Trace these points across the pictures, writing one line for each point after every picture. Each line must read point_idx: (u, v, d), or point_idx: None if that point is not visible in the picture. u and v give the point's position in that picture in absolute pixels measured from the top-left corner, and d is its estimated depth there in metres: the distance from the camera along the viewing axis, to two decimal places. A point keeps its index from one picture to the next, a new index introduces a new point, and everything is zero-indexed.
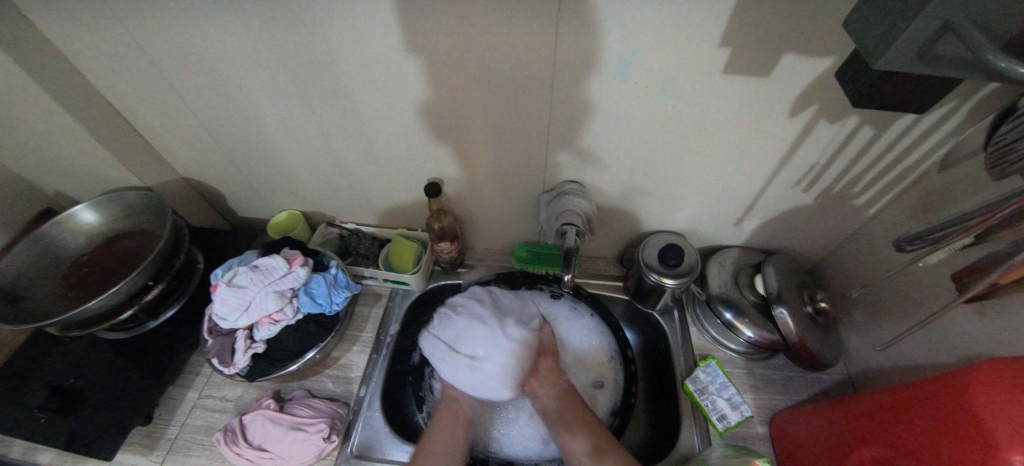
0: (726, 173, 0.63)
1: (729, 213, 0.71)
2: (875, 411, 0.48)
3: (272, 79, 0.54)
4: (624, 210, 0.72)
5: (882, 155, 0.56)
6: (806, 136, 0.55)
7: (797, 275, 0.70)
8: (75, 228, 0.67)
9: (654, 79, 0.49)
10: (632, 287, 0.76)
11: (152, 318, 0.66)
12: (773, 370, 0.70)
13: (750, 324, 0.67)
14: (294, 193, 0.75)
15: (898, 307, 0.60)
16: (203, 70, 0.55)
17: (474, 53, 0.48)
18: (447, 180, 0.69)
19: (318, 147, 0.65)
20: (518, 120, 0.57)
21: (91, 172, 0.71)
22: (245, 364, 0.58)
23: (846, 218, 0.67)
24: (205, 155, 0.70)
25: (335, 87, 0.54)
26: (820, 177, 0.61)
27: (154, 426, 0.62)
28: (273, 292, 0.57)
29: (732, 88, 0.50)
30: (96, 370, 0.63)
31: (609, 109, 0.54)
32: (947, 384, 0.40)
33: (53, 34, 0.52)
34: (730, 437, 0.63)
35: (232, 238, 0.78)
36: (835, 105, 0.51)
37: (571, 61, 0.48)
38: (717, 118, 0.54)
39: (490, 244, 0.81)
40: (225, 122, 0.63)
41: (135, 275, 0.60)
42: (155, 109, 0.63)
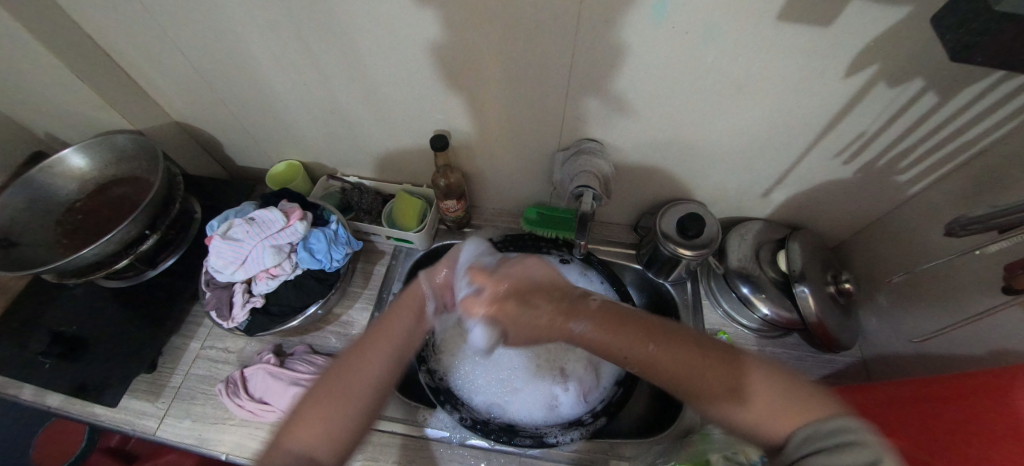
0: (760, 139, 0.57)
1: (758, 183, 0.65)
2: (896, 399, 0.45)
3: (261, 13, 0.48)
4: (644, 174, 0.67)
5: (942, 127, 0.50)
6: (858, 101, 0.49)
7: (823, 252, 0.66)
8: (65, 173, 0.64)
9: (697, 26, 0.43)
10: (644, 257, 0.72)
11: (151, 268, 0.65)
12: (784, 348, 0.68)
13: (767, 300, 0.63)
14: (293, 142, 0.71)
15: (930, 292, 0.56)
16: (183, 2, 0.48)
17: None
18: (455, 135, 0.64)
19: (317, 94, 0.60)
20: (539, 69, 0.51)
21: (77, 113, 0.66)
22: (243, 319, 0.57)
23: (884, 195, 0.62)
24: (197, 98, 0.65)
25: (333, 26, 0.48)
26: (866, 148, 0.55)
27: (158, 374, 0.63)
28: (270, 246, 0.55)
29: (784, 39, 0.43)
30: (98, 318, 0.62)
31: (641, 59, 0.48)
32: (993, 377, 0.37)
33: None
34: None
35: (230, 189, 0.75)
36: (903, 65, 0.44)
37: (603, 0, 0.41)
38: (761, 75, 0.48)
39: (498, 205, 0.77)
40: (214, 62, 0.57)
41: (128, 223, 0.57)
42: (136, 45, 0.57)
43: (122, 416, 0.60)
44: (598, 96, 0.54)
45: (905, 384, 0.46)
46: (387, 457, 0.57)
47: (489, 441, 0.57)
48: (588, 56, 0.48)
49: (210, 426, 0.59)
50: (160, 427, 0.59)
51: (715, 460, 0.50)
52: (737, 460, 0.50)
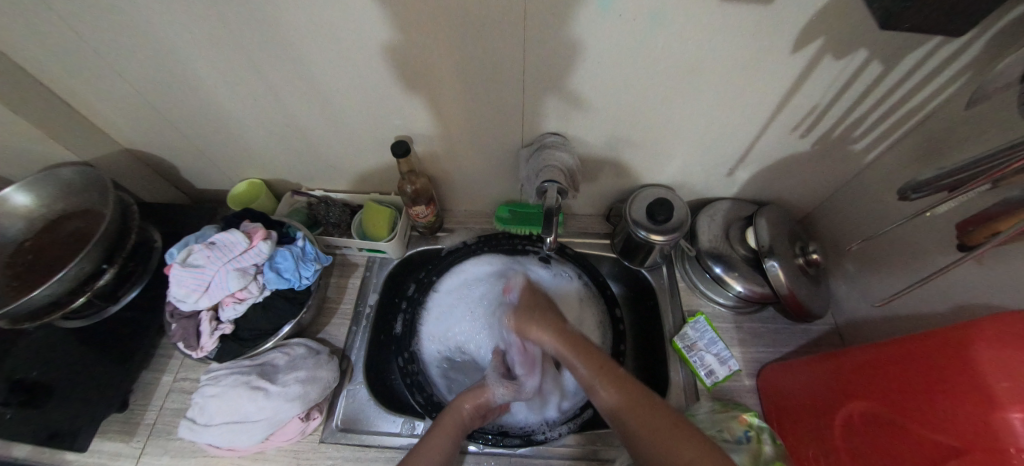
0: (722, 119, 0.58)
1: (723, 163, 0.66)
2: (856, 361, 0.47)
3: (205, 31, 0.47)
4: (608, 164, 0.67)
5: (889, 95, 0.51)
6: (809, 75, 0.50)
7: (790, 226, 0.68)
8: (10, 212, 0.61)
9: (641, 12, 0.43)
10: (619, 245, 0.74)
11: (112, 303, 0.63)
12: (762, 323, 0.69)
13: (739, 278, 0.65)
14: (254, 161, 0.70)
15: (892, 256, 0.59)
16: (127, 34, 0.48)
17: None
18: (415, 139, 0.64)
19: (269, 107, 0.59)
20: (489, 67, 0.51)
21: (13, 149, 0.63)
22: (213, 346, 0.54)
23: (845, 163, 0.64)
24: (143, 124, 0.63)
25: (279, 39, 0.47)
26: (820, 120, 0.57)
27: (131, 411, 0.61)
28: (234, 269, 0.53)
29: (728, 21, 0.43)
30: (60, 361, 0.60)
31: (590, 46, 0.47)
32: (941, 337, 0.37)
33: None
34: (719, 391, 0.63)
35: (191, 214, 0.73)
36: (844, 37, 0.45)
37: (572, 14, 0.43)
38: (713, 57, 0.48)
39: (469, 206, 0.79)
40: (160, 87, 0.56)
41: (80, 258, 0.55)
42: (74, 74, 0.54)
43: (95, 459, 0.57)
44: (547, 88, 0.53)
45: (870, 345, 0.47)
46: None
47: (478, 445, 0.57)
48: (552, 64, 0.50)
49: (189, 460, 0.57)
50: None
51: None
52: (723, 439, 0.53)
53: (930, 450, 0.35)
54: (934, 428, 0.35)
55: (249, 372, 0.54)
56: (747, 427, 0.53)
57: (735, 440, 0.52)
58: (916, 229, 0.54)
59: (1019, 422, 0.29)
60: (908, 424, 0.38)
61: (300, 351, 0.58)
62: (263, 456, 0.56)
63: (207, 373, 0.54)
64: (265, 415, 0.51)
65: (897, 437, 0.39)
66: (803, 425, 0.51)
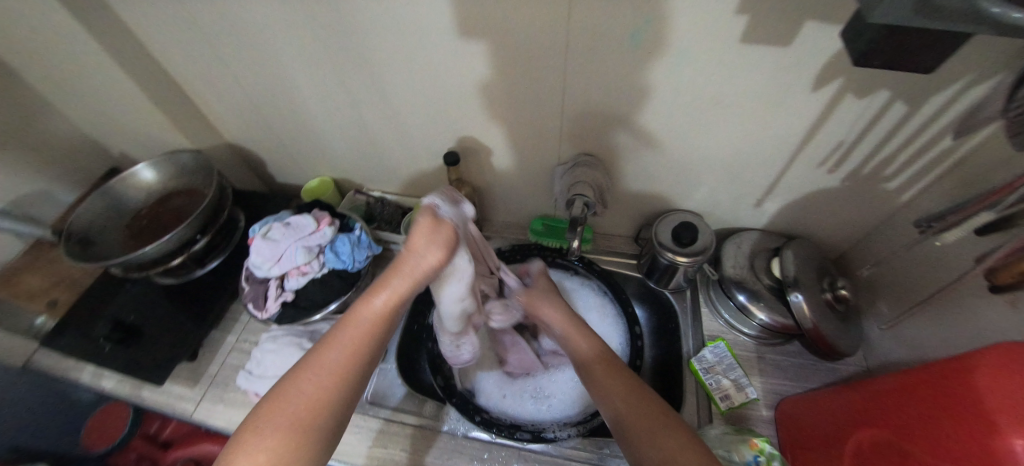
0: (748, 150, 0.62)
1: (750, 194, 0.69)
2: (881, 391, 0.46)
3: (309, 50, 0.59)
4: (637, 187, 0.72)
5: (915, 135, 0.54)
6: (831, 111, 0.53)
7: (819, 261, 0.68)
8: (136, 185, 0.76)
9: (669, 50, 0.49)
10: (645, 266, 0.77)
11: (199, 267, 0.74)
12: (787, 356, 0.69)
13: (763, 307, 0.66)
14: (327, 161, 0.82)
15: (927, 296, 0.58)
16: (251, 51, 0.61)
17: (497, 23, 0.50)
18: (465, 151, 0.72)
19: (346, 115, 0.70)
20: (533, 90, 0.59)
21: (147, 135, 0.78)
22: (275, 310, 0.63)
23: (878, 202, 0.64)
24: (246, 123, 0.77)
25: (364, 58, 0.58)
26: (847, 157, 0.59)
27: (199, 362, 0.70)
28: (302, 246, 0.62)
29: (749, 59, 0.49)
30: (151, 311, 0.71)
31: (623, 76, 0.54)
32: (959, 363, 0.37)
33: (128, 16, 0.60)
34: (734, 417, 0.62)
35: (269, 201, 0.86)
36: (864, 79, 0.49)
37: (610, 48, 0.51)
38: (736, 92, 0.53)
39: (506, 217, 0.86)
40: (265, 94, 0.69)
41: (184, 225, 0.66)
42: (204, 80, 0.69)
43: (165, 398, 0.67)
44: (577, 111, 0.61)
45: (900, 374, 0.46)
46: (396, 446, 0.60)
47: (491, 435, 0.60)
48: (588, 91, 0.57)
49: (238, 410, 0.65)
50: (196, 410, 0.66)
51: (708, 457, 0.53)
52: (731, 459, 0.52)
53: None
54: (940, 454, 0.35)
55: (302, 335, 0.62)
56: (757, 451, 0.52)
57: (744, 461, 0.51)
58: (950, 270, 0.54)
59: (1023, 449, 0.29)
60: (916, 450, 0.37)
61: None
62: None
63: (268, 332, 0.63)
64: None
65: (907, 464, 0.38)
66: (813, 457, 0.51)
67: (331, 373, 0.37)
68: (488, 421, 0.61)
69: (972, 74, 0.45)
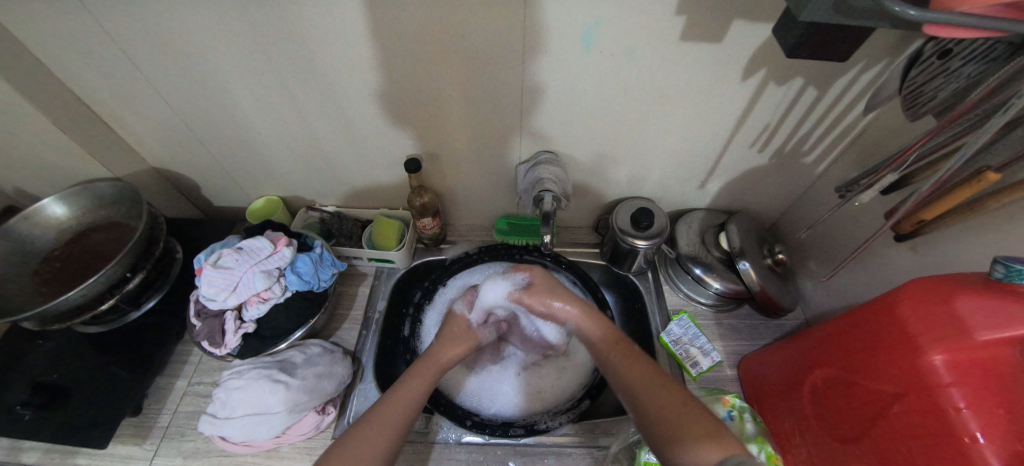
0: (691, 138, 0.68)
1: (696, 177, 0.76)
2: (813, 336, 0.54)
3: (251, 61, 0.55)
4: (595, 179, 0.76)
5: (824, 114, 0.62)
6: (759, 98, 0.61)
7: (757, 231, 0.77)
8: (43, 223, 0.65)
9: (620, 48, 0.53)
10: (608, 253, 0.81)
11: (134, 310, 0.66)
12: (741, 319, 0.76)
13: (717, 277, 0.73)
14: (273, 179, 0.77)
15: (849, 249, 0.67)
16: (181, 64, 0.56)
17: (455, 27, 0.51)
18: (425, 157, 0.72)
19: (294, 128, 0.66)
20: (493, 92, 0.60)
21: (51, 165, 0.68)
22: (236, 344, 0.58)
23: (798, 175, 0.74)
24: (175, 144, 0.70)
25: (314, 66, 0.56)
26: (773, 137, 0.67)
27: (145, 416, 0.63)
28: (260, 271, 0.57)
29: (689, 54, 0.54)
30: (79, 365, 0.62)
31: (579, 74, 0.57)
32: (874, 304, 0.45)
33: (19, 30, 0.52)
34: (704, 381, 0.68)
35: (209, 228, 0.78)
36: (782, 69, 0.56)
37: (568, 48, 0.53)
38: (680, 84, 0.58)
39: (470, 220, 0.86)
40: (198, 111, 0.63)
41: (113, 263, 0.59)
42: (123, 99, 0.61)
43: (108, 462, 0.59)
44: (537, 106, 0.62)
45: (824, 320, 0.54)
46: None
47: (484, 436, 0.60)
48: (548, 91, 0.59)
49: (202, 459, 0.59)
50: None
51: None
52: None
53: (877, 396, 0.43)
54: (878, 379, 0.43)
55: (270, 366, 0.57)
56: (729, 407, 0.58)
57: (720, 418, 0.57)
58: (862, 231, 0.64)
59: (941, 362, 0.37)
60: (860, 380, 0.45)
61: (316, 349, 0.62)
62: (277, 453, 0.58)
63: (230, 368, 0.57)
64: (286, 406, 0.54)
65: (853, 394, 0.46)
66: (778, 405, 0.58)
67: (386, 423, 0.47)
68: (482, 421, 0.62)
69: (864, 60, 0.53)
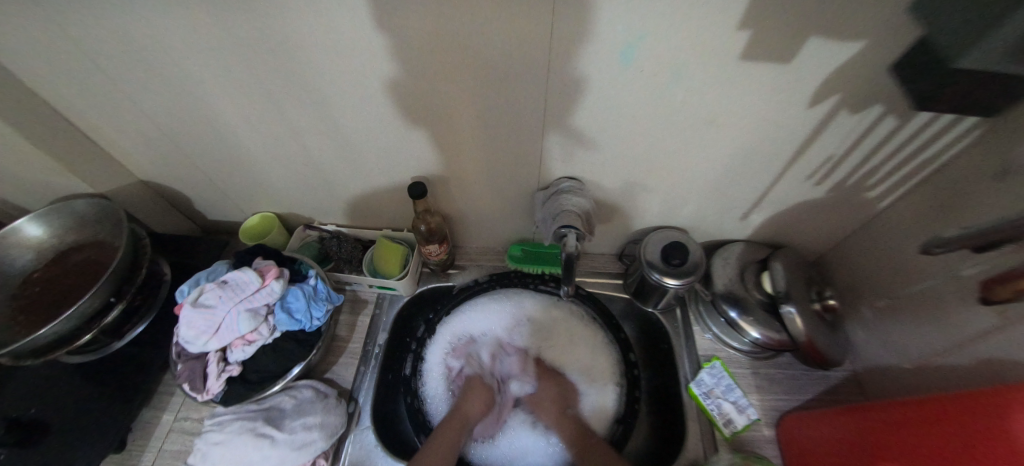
0: (737, 167, 0.59)
1: (737, 208, 0.67)
2: (891, 419, 0.46)
3: (234, 74, 0.48)
4: (622, 207, 0.68)
5: (902, 147, 0.52)
6: (824, 127, 0.51)
7: (805, 270, 0.67)
8: (22, 244, 0.63)
9: (663, 68, 0.44)
10: (632, 286, 0.74)
11: (116, 339, 0.62)
12: (780, 369, 0.68)
13: (754, 323, 0.64)
14: (269, 196, 0.71)
15: (907, 302, 0.58)
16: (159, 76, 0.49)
17: (466, 41, 0.43)
18: (431, 179, 0.64)
19: (289, 145, 0.60)
20: (509, 113, 0.52)
21: (32, 179, 0.63)
22: (218, 389, 0.53)
23: (857, 211, 0.64)
24: (162, 158, 0.64)
25: (305, 81, 0.48)
26: (834, 170, 0.58)
27: (127, 453, 0.59)
28: (245, 310, 0.52)
29: (747, 76, 0.45)
30: (58, 398, 0.58)
31: (611, 95, 0.48)
32: (990, 400, 0.37)
33: None
34: (738, 442, 0.61)
35: (202, 248, 0.74)
36: (859, 95, 0.46)
37: (600, 66, 0.44)
38: (731, 109, 0.49)
39: (481, 243, 0.79)
40: (183, 125, 0.57)
41: (89, 294, 0.55)
42: (100, 110, 0.56)
43: None
44: (560, 129, 0.54)
45: (908, 402, 0.47)
46: None
47: None
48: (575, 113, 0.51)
49: None
50: None
51: None
52: None
53: None
54: None
55: (255, 417, 0.52)
56: None
57: None
58: (923, 284, 0.55)
59: None
60: None
61: (308, 393, 0.57)
62: None
63: (212, 418, 0.53)
64: (270, 464, 0.49)
65: None
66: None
67: None
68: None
69: None
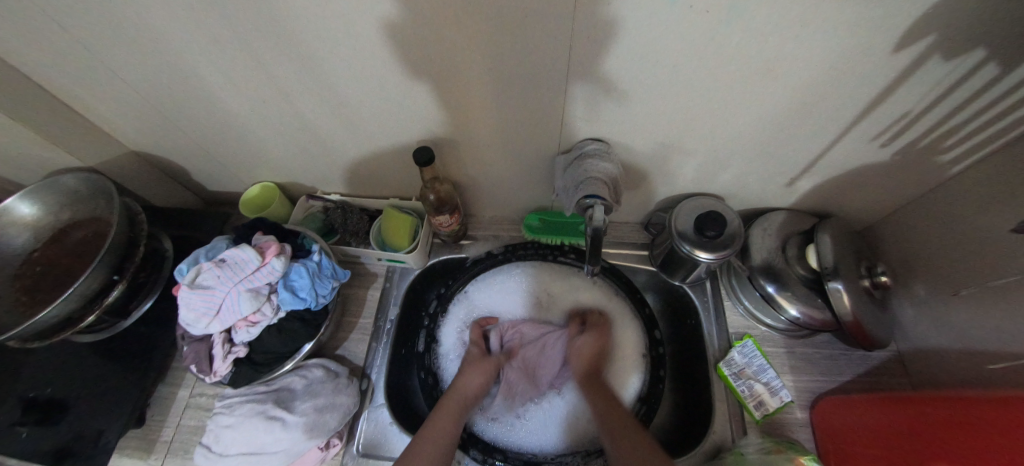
0: (789, 126, 0.51)
1: (783, 172, 0.59)
2: (957, 416, 0.41)
3: (205, 26, 0.41)
4: (652, 172, 0.61)
5: (999, 102, 0.43)
6: (906, 78, 0.42)
7: (856, 242, 0.60)
8: (17, 222, 0.60)
9: (714, 5, 0.35)
10: (659, 258, 0.68)
11: (124, 318, 0.60)
12: (816, 348, 0.63)
13: (794, 300, 0.59)
14: (267, 165, 0.66)
15: (978, 281, 0.51)
16: (121, 30, 0.43)
17: None
18: (438, 144, 0.58)
19: (278, 109, 0.54)
20: (525, 66, 0.44)
21: (18, 152, 0.60)
22: (227, 371, 0.51)
23: (923, 175, 0.56)
24: (148, 125, 0.59)
25: (286, 33, 0.41)
26: (907, 129, 0.49)
27: (148, 427, 0.59)
28: (245, 290, 0.48)
29: (822, 12, 0.36)
30: (74, 377, 0.57)
31: (647, 39, 0.39)
32: None
33: None
34: (769, 424, 0.58)
35: (203, 221, 0.71)
36: (962, 35, 0.37)
37: (641, 5, 0.36)
38: (795, 54, 0.41)
39: (494, 213, 0.74)
40: (161, 88, 0.52)
41: (86, 275, 0.52)
42: (69, 74, 0.50)
43: None
44: (585, 86, 0.46)
45: (977, 399, 0.41)
46: None
47: None
48: (604, 65, 0.43)
49: None
50: None
51: None
52: None
53: None
54: None
55: (264, 399, 0.51)
56: None
57: None
58: (998, 259, 0.48)
59: None
60: None
61: (318, 373, 0.55)
62: None
63: (222, 400, 0.52)
64: (282, 447, 0.48)
65: None
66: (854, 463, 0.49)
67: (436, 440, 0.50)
68: (484, 452, 0.57)
69: None
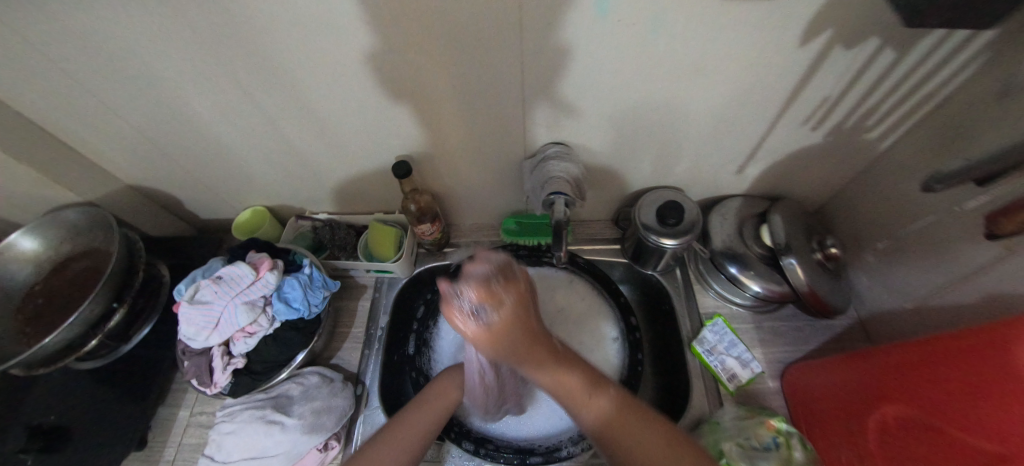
0: (728, 118, 0.57)
1: (732, 161, 0.65)
2: (892, 361, 0.46)
3: (199, 63, 0.46)
4: (614, 169, 0.66)
5: (901, 83, 0.50)
6: (818, 68, 0.49)
7: (805, 220, 0.66)
8: (19, 258, 0.63)
9: (640, 17, 0.42)
10: (630, 249, 0.73)
11: (124, 342, 0.63)
12: (782, 322, 0.67)
13: (755, 277, 0.63)
14: (256, 190, 0.71)
15: (913, 243, 0.56)
16: (123, 72, 0.48)
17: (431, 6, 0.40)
18: (416, 157, 0.63)
19: (267, 136, 0.59)
20: (487, 81, 0.50)
21: (19, 192, 0.63)
22: (226, 382, 0.54)
23: (855, 154, 0.62)
24: (145, 159, 0.64)
25: (272, 66, 0.47)
26: (831, 113, 0.55)
27: (150, 449, 0.61)
28: (242, 303, 0.51)
29: (732, 17, 0.42)
30: (76, 403, 0.59)
31: (590, 50, 0.45)
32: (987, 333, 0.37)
33: None
34: (742, 395, 0.61)
35: (197, 248, 0.75)
36: (853, 28, 0.44)
37: (579, 21, 0.42)
38: (718, 55, 0.47)
39: (475, 220, 0.78)
40: (158, 123, 0.56)
41: (89, 301, 0.55)
42: (72, 116, 0.54)
43: None
44: (541, 94, 0.52)
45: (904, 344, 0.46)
46: None
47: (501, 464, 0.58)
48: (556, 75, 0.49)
49: None
50: None
51: (728, 449, 0.50)
52: (752, 446, 0.49)
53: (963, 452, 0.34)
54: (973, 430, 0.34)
55: (264, 406, 0.54)
56: (775, 432, 0.50)
57: (764, 447, 0.49)
58: (925, 222, 0.54)
59: None
60: (945, 427, 0.37)
61: (314, 380, 0.58)
62: None
63: (223, 409, 0.54)
64: (283, 449, 0.51)
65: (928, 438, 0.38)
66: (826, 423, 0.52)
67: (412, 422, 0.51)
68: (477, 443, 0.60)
69: None
